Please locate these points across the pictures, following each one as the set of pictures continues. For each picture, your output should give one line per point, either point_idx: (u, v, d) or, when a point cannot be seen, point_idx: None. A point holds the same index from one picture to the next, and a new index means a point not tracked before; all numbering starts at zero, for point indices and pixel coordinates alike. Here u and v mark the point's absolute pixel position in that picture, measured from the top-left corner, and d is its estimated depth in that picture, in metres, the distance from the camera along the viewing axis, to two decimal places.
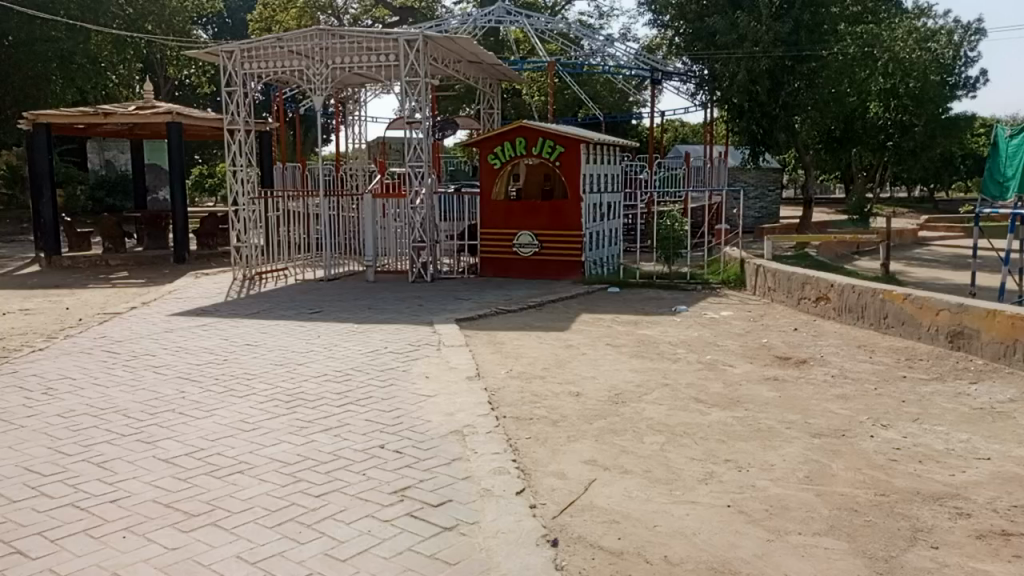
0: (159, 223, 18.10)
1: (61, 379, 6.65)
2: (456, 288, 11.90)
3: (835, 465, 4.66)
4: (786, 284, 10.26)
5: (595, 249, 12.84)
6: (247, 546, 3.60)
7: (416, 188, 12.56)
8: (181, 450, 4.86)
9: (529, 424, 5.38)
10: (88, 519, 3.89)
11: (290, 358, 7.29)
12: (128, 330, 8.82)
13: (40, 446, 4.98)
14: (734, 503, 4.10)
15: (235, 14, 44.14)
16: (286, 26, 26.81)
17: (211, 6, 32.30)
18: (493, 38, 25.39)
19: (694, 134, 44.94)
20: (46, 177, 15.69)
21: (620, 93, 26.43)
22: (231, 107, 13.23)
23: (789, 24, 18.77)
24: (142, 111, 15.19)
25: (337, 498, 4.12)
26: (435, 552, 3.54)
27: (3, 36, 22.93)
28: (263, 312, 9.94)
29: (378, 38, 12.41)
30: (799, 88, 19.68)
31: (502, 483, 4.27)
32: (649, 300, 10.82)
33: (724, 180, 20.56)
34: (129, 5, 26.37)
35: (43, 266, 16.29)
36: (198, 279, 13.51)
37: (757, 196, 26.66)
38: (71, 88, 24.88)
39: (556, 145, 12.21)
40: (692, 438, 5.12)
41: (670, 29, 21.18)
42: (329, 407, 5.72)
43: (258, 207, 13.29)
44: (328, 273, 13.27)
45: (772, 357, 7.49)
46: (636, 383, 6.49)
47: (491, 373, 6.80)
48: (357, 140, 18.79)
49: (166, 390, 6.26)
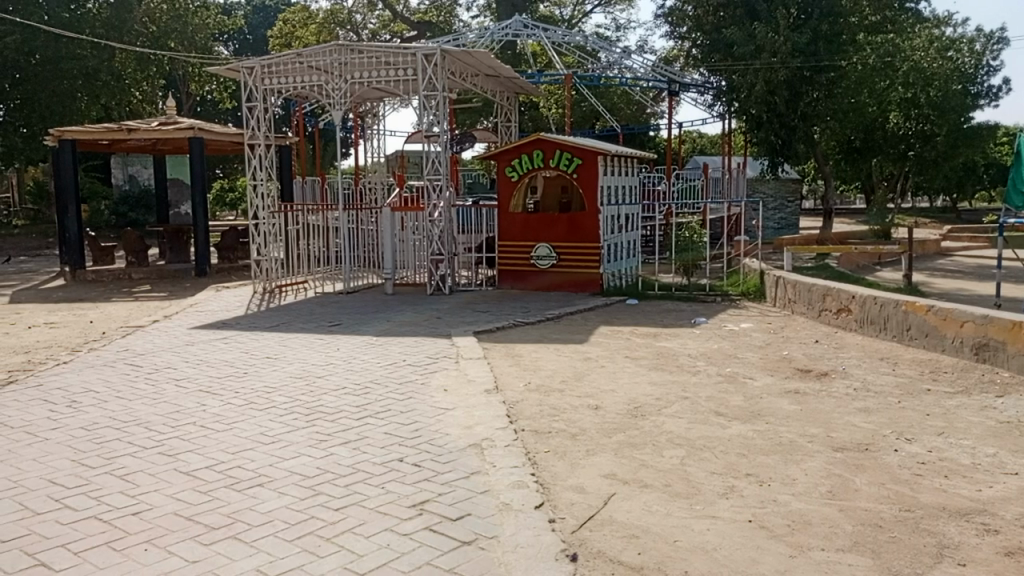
0: (181, 236, 18.32)
1: (84, 393, 6.72)
2: (473, 301, 11.91)
3: (859, 479, 4.60)
4: (807, 296, 10.17)
5: (614, 262, 12.80)
6: (266, 559, 3.62)
7: (433, 201, 12.63)
8: (202, 463, 4.90)
9: (548, 437, 5.38)
10: (110, 531, 3.93)
11: (310, 372, 7.31)
12: (151, 343, 8.92)
13: (63, 458, 5.04)
14: (756, 518, 4.06)
15: (256, 30, 44.89)
16: (305, 42, 27.14)
17: (232, 23, 32.67)
18: (511, 51, 25.57)
19: (712, 145, 45.07)
20: (71, 193, 15.93)
21: (637, 105, 26.40)
22: (251, 122, 13.42)
23: (807, 34, 18.69)
24: (164, 127, 15.36)
25: (356, 512, 4.13)
26: (454, 566, 3.53)
27: (30, 53, 23.45)
28: (282, 325, 9.98)
29: (396, 53, 12.50)
30: (818, 99, 19.71)
31: (522, 498, 4.24)
32: (668, 312, 10.75)
33: (743, 191, 20.47)
34: (152, 25, 26.92)
35: (67, 280, 16.51)
36: (220, 292, 13.64)
37: (776, 207, 26.60)
38: (95, 105, 25.45)
39: (574, 158, 12.21)
40: (712, 452, 5.08)
41: (687, 41, 21.55)
42: (348, 420, 5.74)
43: (278, 220, 13.41)
44: (347, 286, 13.35)
45: (791, 369, 7.43)
46: (655, 396, 6.43)
47: (509, 386, 6.77)
48: (376, 154, 18.87)
49: (187, 402, 6.31)
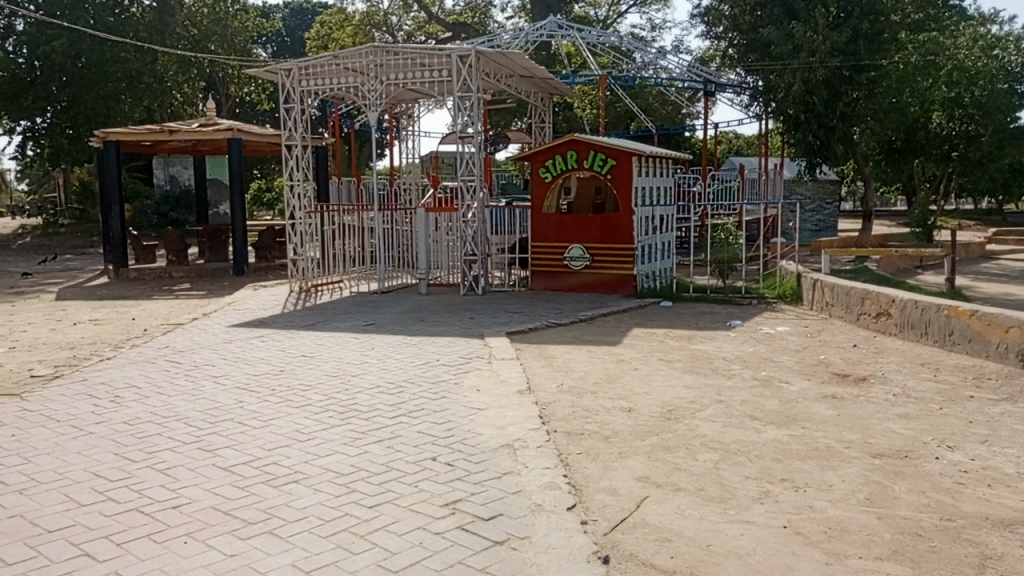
0: (220, 236, 18.65)
1: (127, 388, 6.88)
2: (506, 301, 11.92)
3: (897, 487, 4.51)
4: (845, 300, 10.01)
5: (648, 263, 12.72)
6: (302, 554, 3.67)
7: (467, 202, 12.69)
8: (239, 458, 4.99)
9: (580, 439, 5.37)
10: (151, 524, 4.02)
11: (345, 370, 7.40)
12: (191, 340, 9.11)
13: (107, 452, 5.17)
14: (792, 524, 4.01)
15: (293, 33, 45.56)
16: (342, 43, 27.45)
17: (270, 26, 33.16)
18: (546, 52, 25.58)
19: (749, 145, 44.57)
20: (115, 193, 16.30)
21: (672, 105, 26.20)
22: (288, 123, 13.62)
23: (847, 33, 18.36)
24: (204, 129, 15.66)
25: (390, 510, 4.17)
26: (486, 566, 3.55)
27: (77, 57, 24.22)
28: (318, 324, 10.10)
29: (431, 54, 12.56)
30: (858, 99, 19.37)
31: (553, 498, 4.25)
32: (703, 315, 10.66)
33: (780, 193, 20.20)
34: (193, 27, 27.30)
35: (111, 278, 16.91)
36: (257, 291, 13.85)
37: (814, 209, 26.25)
38: (139, 107, 25.98)
39: (608, 158, 12.16)
40: (746, 457, 5.02)
41: (723, 41, 21.43)
42: (382, 419, 5.80)
43: (314, 221, 13.62)
44: (382, 286, 13.48)
45: (829, 374, 7.32)
46: (689, 399, 6.38)
47: (542, 387, 6.77)
48: (411, 155, 19.00)
49: (225, 399, 6.43)
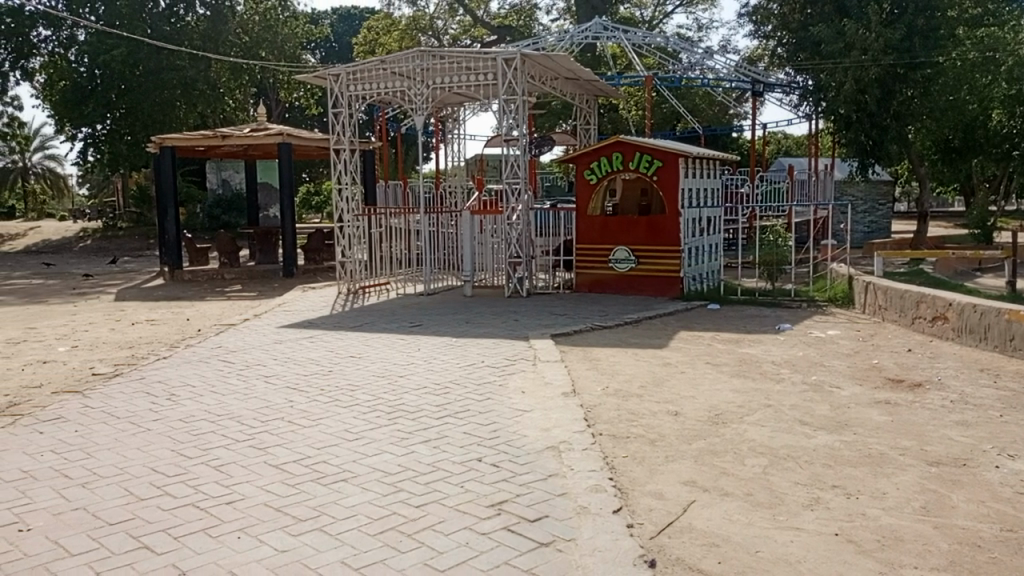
0: (270, 238, 19.05)
1: (182, 387, 7.09)
2: (550, 304, 11.92)
3: (955, 496, 4.38)
4: (899, 303, 9.76)
5: (695, 265, 12.59)
6: (351, 552, 3.74)
7: (512, 205, 12.72)
8: (290, 457, 5.09)
9: (626, 442, 5.35)
10: (206, 518, 4.13)
11: (392, 371, 7.50)
12: (242, 340, 9.33)
13: (164, 448, 5.33)
14: (843, 531, 3.93)
15: (341, 38, 46.34)
16: (389, 48, 27.77)
17: (319, 32, 33.76)
18: (591, 54, 25.55)
19: (798, 145, 43.77)
20: (171, 197, 16.81)
21: (720, 105, 25.86)
22: (337, 127, 13.85)
23: (901, 30, 17.86)
24: (255, 133, 16.02)
25: (436, 509, 4.22)
26: (531, 567, 3.56)
27: (135, 65, 25.06)
28: (366, 325, 10.24)
29: (477, 58, 12.64)
30: (913, 97, 18.88)
31: (599, 501, 4.24)
32: (751, 318, 10.50)
33: (830, 194, 19.80)
34: (245, 34, 27.74)
35: (167, 280, 17.42)
36: (306, 293, 14.12)
37: (866, 210, 25.64)
38: (193, 114, 26.64)
39: (653, 159, 12.07)
40: (796, 462, 4.94)
41: (772, 39, 21.16)
42: (428, 419, 5.87)
43: (362, 224, 13.82)
44: (427, 287, 13.62)
45: (882, 379, 7.15)
46: (737, 404, 6.30)
47: (587, 390, 6.76)
48: (456, 158, 19.14)
49: (275, 398, 6.58)
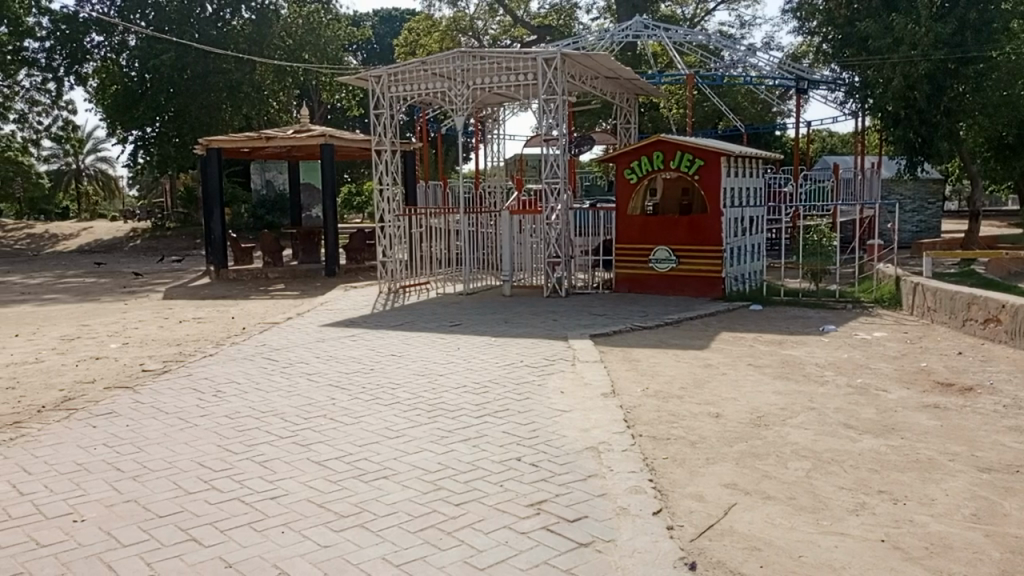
0: (313, 238, 19.34)
1: (228, 383, 7.25)
2: (589, 304, 11.89)
3: (1007, 504, 4.26)
4: (949, 305, 9.50)
5: (737, 265, 12.44)
6: (391, 548, 3.78)
7: (551, 205, 12.71)
8: (332, 453, 5.18)
9: (666, 444, 5.31)
10: (251, 512, 4.23)
11: (431, 369, 7.56)
12: (286, 339, 9.50)
13: (210, 443, 5.46)
14: (890, 538, 3.85)
15: (382, 40, 46.85)
16: (429, 49, 28.00)
17: (361, 34, 34.15)
18: (631, 52, 25.42)
19: (844, 144, 42.91)
20: (217, 197, 17.18)
21: (763, 103, 25.48)
22: (378, 128, 14.00)
23: (951, 24, 17.34)
24: (299, 135, 16.27)
25: (476, 507, 4.25)
26: (570, 567, 3.57)
27: (183, 69, 25.59)
28: (406, 325, 10.34)
29: (517, 58, 12.67)
30: (964, 93, 18.30)
31: (639, 503, 4.22)
32: (794, 319, 10.32)
33: (877, 193, 19.38)
34: (289, 37, 28.10)
35: (213, 279, 17.80)
36: (348, 292, 14.31)
37: (914, 210, 25.04)
38: (239, 115, 27.05)
39: (695, 158, 11.96)
40: (841, 466, 4.85)
41: (817, 36, 20.84)
42: (468, 418, 5.90)
43: (402, 223, 13.89)
44: (467, 287, 13.69)
45: (931, 383, 6.97)
46: (780, 406, 6.21)
47: (626, 391, 6.72)
48: (496, 158, 19.20)
49: (318, 396, 6.69)
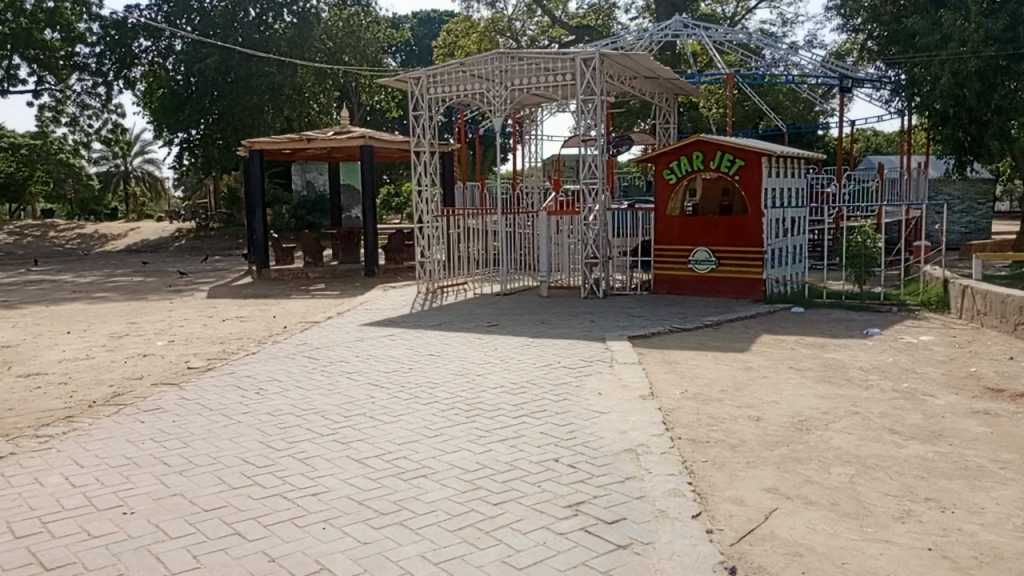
0: (353, 238, 19.57)
1: (270, 381, 7.38)
2: (627, 305, 11.83)
3: None
4: (1000, 309, 9.23)
5: (778, 266, 12.26)
6: (430, 546, 3.81)
7: (589, 205, 12.70)
8: (371, 452, 5.23)
9: (706, 447, 5.26)
10: (293, 508, 4.30)
11: (469, 370, 7.59)
12: (326, 338, 9.63)
13: (253, 440, 5.57)
14: (937, 546, 3.76)
15: (421, 42, 47.21)
16: (468, 51, 28.18)
17: (401, 36, 34.44)
18: (670, 52, 25.23)
19: (890, 143, 42.00)
20: (259, 199, 17.36)
21: (804, 103, 25.05)
22: (416, 129, 14.10)
23: (1002, 19, 16.81)
24: (338, 137, 16.45)
25: (514, 508, 4.26)
26: (609, 568, 3.56)
27: (227, 72, 26.26)
28: (444, 325, 10.41)
29: (555, 58, 12.67)
30: (1018, 89, 17.59)
31: (678, 506, 4.19)
32: (838, 322, 10.14)
33: (924, 193, 18.94)
34: (329, 40, 28.49)
35: (255, 278, 18.11)
36: (386, 291, 14.46)
37: (963, 211, 24.40)
38: (280, 117, 27.48)
39: (735, 158, 11.82)
40: (886, 473, 4.75)
41: (862, 33, 20.44)
42: (505, 418, 5.92)
43: (441, 224, 13.99)
44: (505, 287, 13.72)
45: (980, 388, 6.78)
46: (822, 410, 6.11)
47: (664, 393, 6.67)
48: (533, 159, 19.18)
49: (358, 394, 6.77)
